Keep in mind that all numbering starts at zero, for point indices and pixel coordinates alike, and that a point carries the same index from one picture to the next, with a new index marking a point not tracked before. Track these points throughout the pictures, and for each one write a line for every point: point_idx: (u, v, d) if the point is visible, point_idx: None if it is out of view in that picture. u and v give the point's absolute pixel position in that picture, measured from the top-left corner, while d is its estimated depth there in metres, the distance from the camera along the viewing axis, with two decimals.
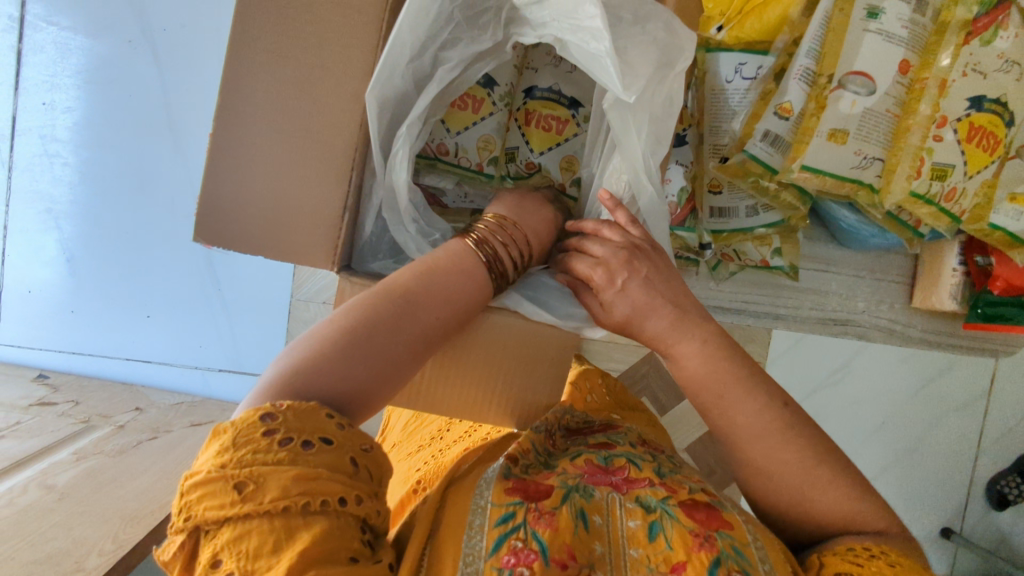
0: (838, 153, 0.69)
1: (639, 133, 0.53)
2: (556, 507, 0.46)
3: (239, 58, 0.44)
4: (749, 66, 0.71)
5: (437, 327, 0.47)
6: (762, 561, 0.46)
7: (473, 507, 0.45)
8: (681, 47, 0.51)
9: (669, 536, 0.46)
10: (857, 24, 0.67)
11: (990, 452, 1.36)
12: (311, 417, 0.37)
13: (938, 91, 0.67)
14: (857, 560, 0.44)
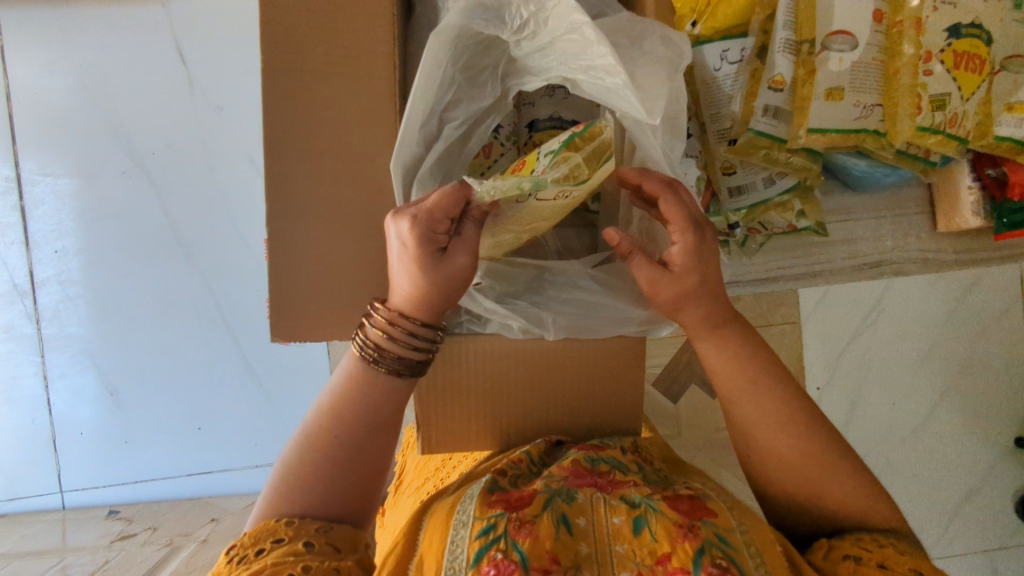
0: (839, 108, 0.73)
1: (657, 136, 0.56)
2: (535, 516, 0.54)
3: (284, 163, 0.49)
4: (731, 50, 0.73)
5: (370, 427, 0.55)
6: (745, 544, 0.53)
7: (457, 523, 0.54)
8: (680, 52, 0.54)
9: (652, 529, 0.54)
10: None
11: None
12: (269, 530, 0.49)
13: (915, 31, 0.71)
14: (868, 546, 0.53)
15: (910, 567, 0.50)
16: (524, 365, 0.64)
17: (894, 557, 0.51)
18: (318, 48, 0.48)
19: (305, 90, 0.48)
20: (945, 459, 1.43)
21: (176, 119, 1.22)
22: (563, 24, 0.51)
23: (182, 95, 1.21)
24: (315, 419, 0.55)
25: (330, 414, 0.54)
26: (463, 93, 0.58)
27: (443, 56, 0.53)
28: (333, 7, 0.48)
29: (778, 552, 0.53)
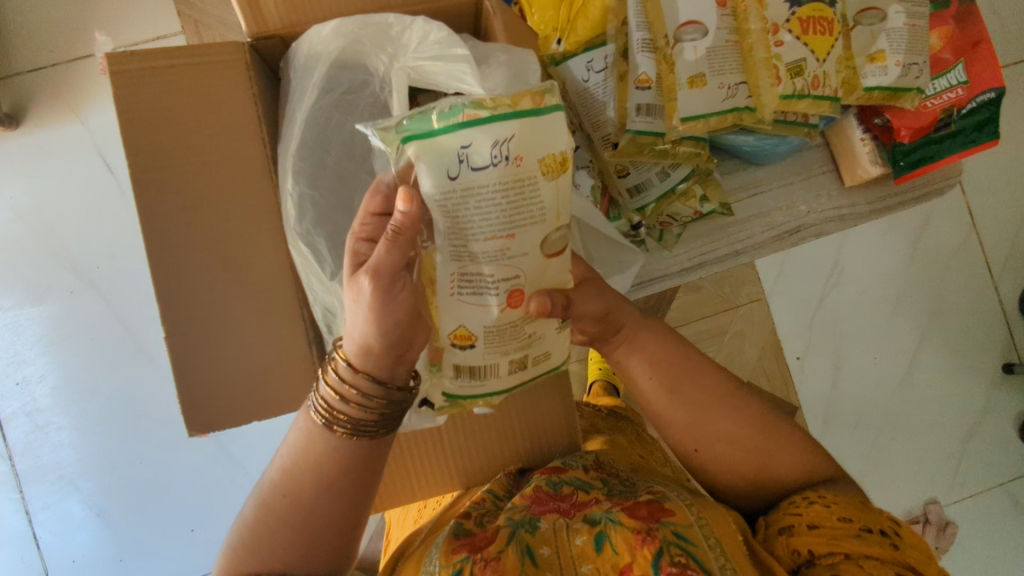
0: (703, 94, 0.71)
1: None
2: (500, 552, 0.58)
3: (179, 261, 0.50)
4: (597, 60, 0.74)
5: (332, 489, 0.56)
6: (704, 537, 0.57)
7: (425, 573, 0.59)
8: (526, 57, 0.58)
9: (614, 543, 0.58)
10: None
11: (1004, 277, 1.47)
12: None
13: (758, 7, 0.72)
14: (800, 509, 0.61)
15: (839, 518, 0.58)
16: (460, 417, 0.69)
17: (826, 513, 0.59)
18: (195, 140, 0.50)
19: (186, 189, 0.50)
20: (939, 400, 1.44)
21: (115, 231, 1.23)
22: (416, 42, 0.56)
23: (117, 207, 1.23)
24: (287, 472, 0.56)
25: (302, 468, 0.56)
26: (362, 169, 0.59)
27: (314, 131, 0.57)
28: (205, 101, 0.51)
29: (737, 540, 0.58)
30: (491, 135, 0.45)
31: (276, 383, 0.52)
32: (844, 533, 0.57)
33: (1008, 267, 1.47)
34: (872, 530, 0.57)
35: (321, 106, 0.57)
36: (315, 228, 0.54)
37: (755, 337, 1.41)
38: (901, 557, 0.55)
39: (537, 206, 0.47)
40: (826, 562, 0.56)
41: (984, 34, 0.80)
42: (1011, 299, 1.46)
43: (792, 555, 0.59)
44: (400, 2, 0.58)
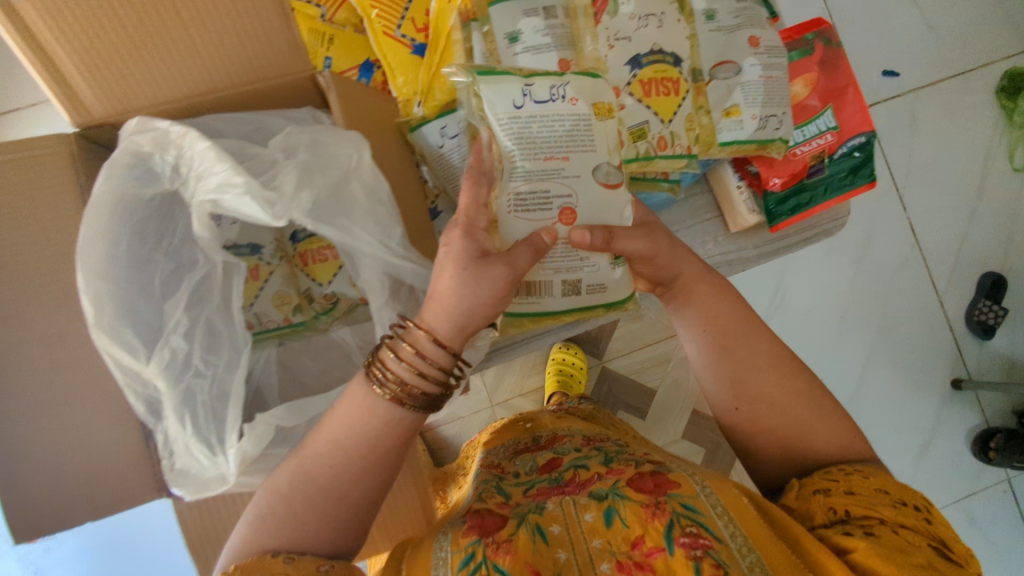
0: None
1: (367, 231, 0.50)
2: (511, 535, 0.50)
3: (16, 354, 0.50)
4: (450, 124, 0.59)
5: (354, 471, 0.46)
6: (712, 507, 0.50)
7: (435, 563, 0.47)
8: (340, 154, 0.49)
9: (623, 516, 0.51)
10: (501, 54, 0.56)
11: (948, 291, 1.46)
12: (266, 565, 0.40)
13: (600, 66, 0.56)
14: (833, 476, 0.51)
15: (875, 489, 0.49)
16: None
17: (858, 482, 0.50)
18: (22, 238, 0.51)
19: (23, 280, 0.51)
20: (889, 418, 1.43)
21: None
22: (204, 162, 0.45)
23: None
24: (314, 438, 0.46)
25: (325, 447, 0.46)
26: (177, 261, 0.49)
27: (122, 226, 0.45)
28: (31, 201, 0.51)
29: (750, 509, 0.49)
30: (545, 82, 0.52)
31: (111, 482, 0.51)
32: (876, 498, 0.48)
33: (954, 283, 1.46)
34: (908, 503, 0.48)
35: (120, 194, 0.45)
36: (123, 332, 0.44)
37: None
38: (937, 532, 0.46)
39: (589, 137, 0.52)
40: (860, 525, 0.46)
41: (851, 77, 0.67)
42: (959, 315, 1.45)
43: (825, 517, 0.49)
44: (222, 80, 0.51)
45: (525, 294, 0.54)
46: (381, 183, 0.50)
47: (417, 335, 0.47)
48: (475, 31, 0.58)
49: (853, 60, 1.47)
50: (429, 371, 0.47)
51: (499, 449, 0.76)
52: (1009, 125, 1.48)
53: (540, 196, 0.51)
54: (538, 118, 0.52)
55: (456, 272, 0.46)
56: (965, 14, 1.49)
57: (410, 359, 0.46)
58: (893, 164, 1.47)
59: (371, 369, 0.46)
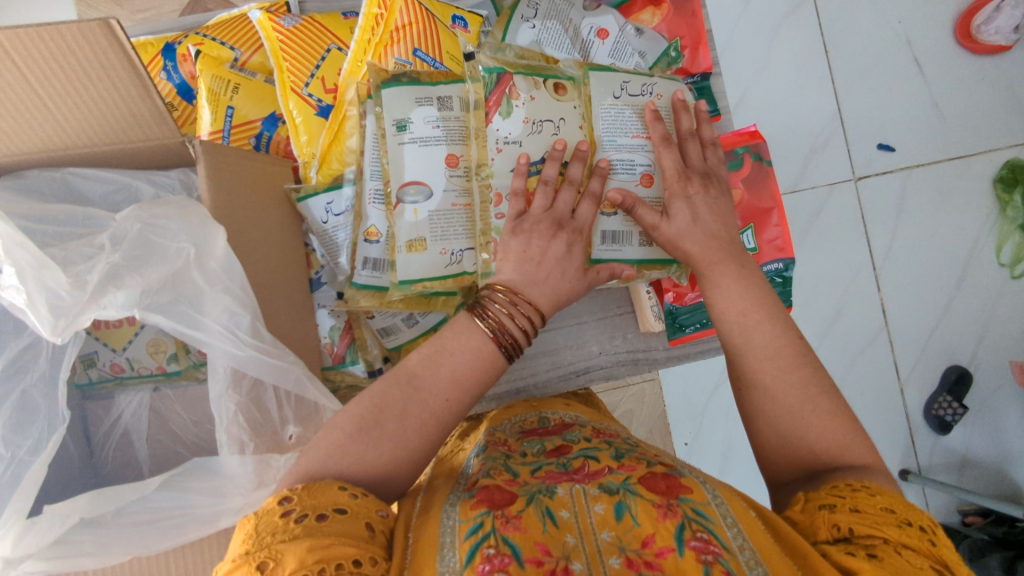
0: (424, 261, 0.53)
1: (213, 317, 0.47)
2: (522, 509, 0.41)
3: None
4: (337, 201, 0.58)
5: (463, 403, 0.46)
6: (725, 517, 0.40)
7: (442, 531, 0.40)
8: (167, 242, 0.46)
9: (635, 513, 0.40)
10: (387, 142, 0.53)
11: (909, 380, 1.42)
12: (324, 493, 0.38)
13: (480, 173, 0.53)
14: (840, 491, 0.41)
15: (882, 507, 0.40)
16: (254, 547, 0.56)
17: (883, 516, 0.39)
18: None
19: None
20: None
21: None
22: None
23: None
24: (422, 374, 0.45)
25: (437, 372, 0.45)
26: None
27: None
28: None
29: (769, 536, 0.40)
30: (639, 80, 0.56)
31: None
32: (881, 517, 0.39)
33: (918, 370, 1.42)
34: (915, 524, 0.39)
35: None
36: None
37: (642, 419, 1.37)
38: (946, 560, 0.38)
39: (669, 122, 0.56)
40: (864, 545, 0.38)
41: (779, 199, 0.63)
42: (917, 406, 1.41)
43: (828, 535, 0.40)
44: (79, 142, 0.48)
45: (610, 241, 0.54)
46: (234, 269, 0.48)
47: (528, 304, 0.48)
48: (370, 109, 0.55)
49: (850, 127, 1.41)
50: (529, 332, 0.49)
51: (502, 422, 0.62)
52: (1002, 217, 1.42)
53: (629, 161, 0.54)
54: (633, 108, 0.55)
55: (578, 267, 0.51)
56: (973, 95, 1.43)
57: (511, 316, 0.47)
58: (874, 241, 1.42)
59: (491, 310, 0.47)
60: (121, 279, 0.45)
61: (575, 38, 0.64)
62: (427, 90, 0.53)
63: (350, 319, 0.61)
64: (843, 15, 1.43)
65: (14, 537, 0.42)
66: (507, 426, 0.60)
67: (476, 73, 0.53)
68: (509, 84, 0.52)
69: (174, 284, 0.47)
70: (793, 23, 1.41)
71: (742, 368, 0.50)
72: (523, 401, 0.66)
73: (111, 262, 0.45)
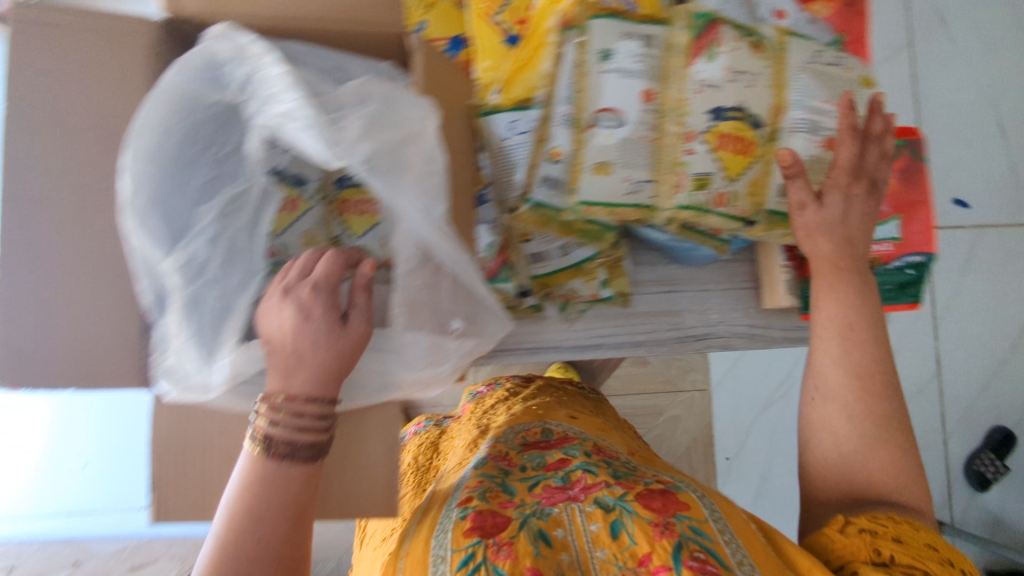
0: (606, 186, 0.55)
1: (412, 196, 0.49)
2: (514, 535, 0.56)
3: (36, 213, 0.48)
4: (521, 120, 0.59)
5: (270, 520, 0.46)
6: (719, 534, 0.56)
7: (435, 559, 0.56)
8: (402, 111, 0.50)
9: (630, 532, 0.57)
10: (588, 69, 0.55)
11: (954, 433, 1.43)
12: None
13: (676, 111, 0.55)
14: (888, 521, 0.52)
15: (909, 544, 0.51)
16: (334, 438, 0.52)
17: (922, 548, 0.50)
18: (68, 87, 0.49)
19: (60, 140, 0.48)
20: None
21: None
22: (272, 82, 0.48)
23: None
24: (230, 516, 0.46)
25: (241, 511, 0.46)
26: (219, 172, 0.54)
27: (182, 140, 0.50)
28: (112, 93, 0.50)
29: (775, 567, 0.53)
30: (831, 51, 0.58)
31: (111, 355, 0.49)
32: (922, 550, 0.50)
33: (964, 425, 1.43)
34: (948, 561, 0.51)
35: (196, 96, 0.49)
36: (154, 220, 0.48)
37: (687, 427, 1.38)
38: None
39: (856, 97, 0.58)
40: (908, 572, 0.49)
41: (926, 195, 0.65)
42: (958, 459, 1.42)
43: (869, 556, 0.51)
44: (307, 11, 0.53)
45: (783, 193, 0.58)
46: (435, 159, 0.50)
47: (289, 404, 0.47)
48: (570, 38, 0.56)
49: None
50: (313, 424, 0.48)
51: (509, 431, 0.75)
52: None
53: (814, 123, 0.56)
54: (824, 75, 0.57)
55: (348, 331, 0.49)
56: None
57: (276, 424, 0.47)
58: (937, 292, 1.44)
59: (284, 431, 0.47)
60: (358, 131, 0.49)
61: (751, 14, 0.66)
62: (631, 25, 0.55)
63: (506, 240, 0.63)
64: (938, 69, 1.46)
65: (228, 351, 0.49)
66: (510, 437, 0.73)
67: (685, 17, 0.55)
68: (716, 33, 0.55)
69: (392, 154, 0.49)
70: (889, 69, 1.45)
71: (818, 378, 0.57)
72: (533, 412, 0.79)
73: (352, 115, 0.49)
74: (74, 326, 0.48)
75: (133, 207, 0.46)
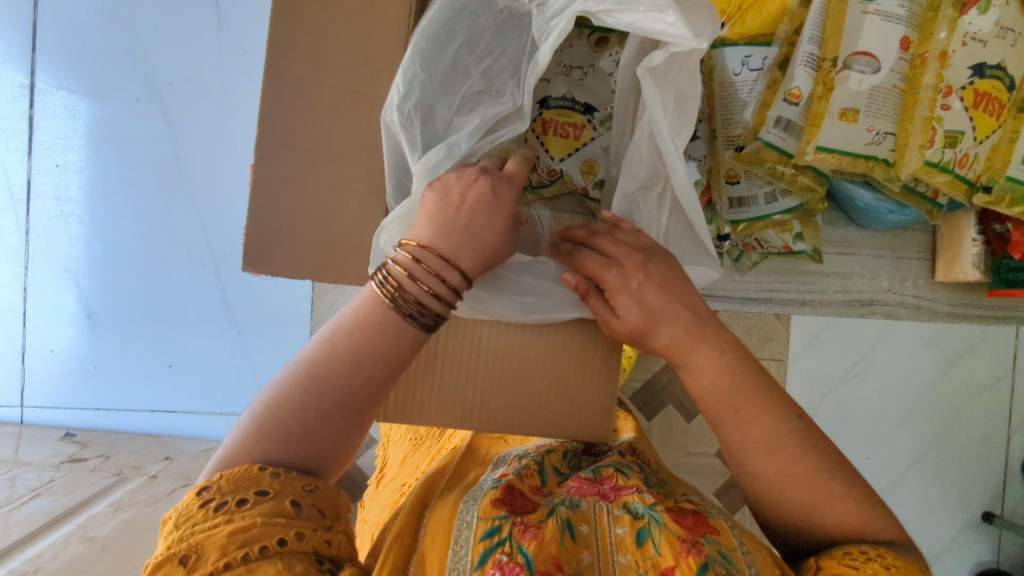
0: (849, 133, 0.54)
1: (665, 105, 0.50)
2: (542, 521, 0.48)
3: (289, 94, 0.48)
4: (755, 57, 0.57)
5: (365, 385, 0.45)
6: (748, 564, 0.47)
7: (459, 524, 0.47)
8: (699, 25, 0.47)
9: (657, 542, 0.48)
10: (850, 9, 0.52)
11: (1021, 428, 1.31)
12: (246, 476, 0.41)
13: (938, 63, 0.53)
14: (853, 563, 0.46)
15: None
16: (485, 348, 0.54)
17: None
18: None
19: (317, 19, 0.47)
20: (911, 519, 1.31)
21: (187, 45, 1.15)
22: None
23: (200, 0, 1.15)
24: (312, 363, 0.45)
25: (332, 359, 0.45)
26: (486, 86, 0.53)
27: (461, 47, 0.51)
28: None
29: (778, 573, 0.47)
30: None
31: (343, 247, 0.50)
32: None
33: None
34: None
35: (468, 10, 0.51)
36: (419, 122, 0.50)
37: None
38: None
39: None
40: None
41: None
42: None
43: None
44: None
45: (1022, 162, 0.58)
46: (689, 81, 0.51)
47: (437, 261, 0.45)
48: None
49: None
50: (445, 294, 0.46)
51: None
52: None
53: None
54: None
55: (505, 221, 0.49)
56: None
57: (412, 276, 0.45)
58: None
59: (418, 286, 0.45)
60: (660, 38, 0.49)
61: None
62: None
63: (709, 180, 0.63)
64: None
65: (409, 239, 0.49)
66: None
67: None
68: None
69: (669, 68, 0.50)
70: None
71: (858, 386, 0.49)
72: None
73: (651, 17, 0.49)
74: (314, 217, 0.49)
75: (388, 109, 0.48)
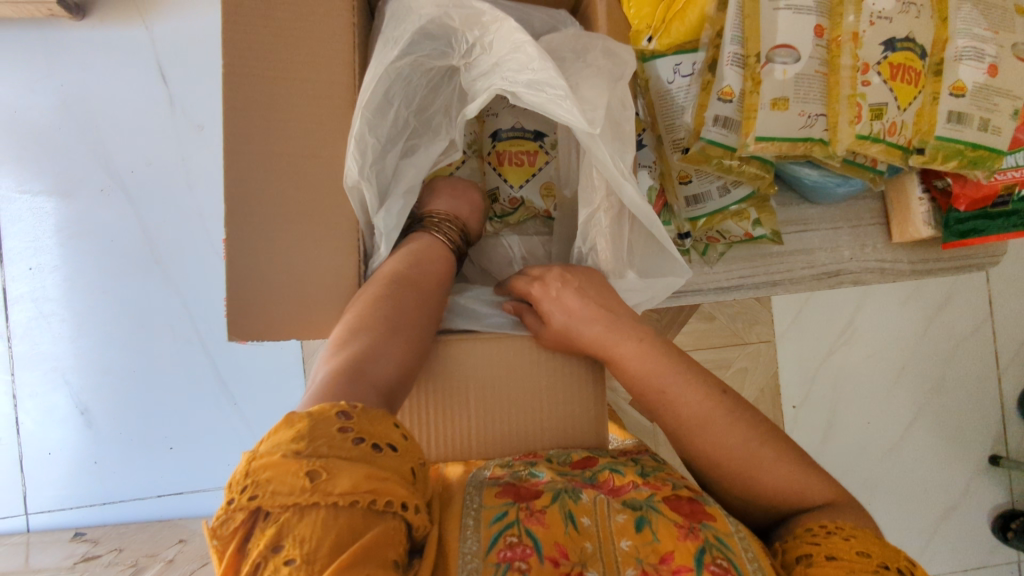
0: (784, 121, 0.57)
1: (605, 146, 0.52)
2: (546, 509, 0.44)
3: (249, 167, 0.49)
4: (686, 64, 0.60)
5: (428, 320, 0.52)
6: (745, 550, 0.43)
7: (460, 523, 0.43)
8: (624, 62, 0.54)
9: (656, 529, 0.44)
10: (762, 8, 0.57)
11: (1007, 370, 1.34)
12: (379, 421, 0.38)
13: (852, 45, 0.56)
14: (814, 539, 0.43)
15: (857, 553, 0.41)
16: (496, 356, 0.56)
17: (842, 545, 0.42)
18: (267, 41, 0.50)
19: (266, 92, 0.49)
20: (922, 476, 1.33)
21: (144, 129, 1.17)
22: (509, 43, 0.53)
23: (151, 84, 1.17)
24: (383, 308, 0.49)
25: (401, 305, 0.50)
26: (422, 126, 0.61)
27: (401, 100, 0.57)
28: (297, 44, 0.50)
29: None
30: None
31: (324, 305, 0.51)
32: (856, 560, 0.40)
33: None
34: (892, 566, 0.40)
35: (402, 64, 0.55)
36: (401, 159, 0.59)
37: (755, 378, 1.29)
38: None
39: (1014, 24, 0.59)
40: None
41: None
42: None
43: None
44: None
45: (954, 120, 0.58)
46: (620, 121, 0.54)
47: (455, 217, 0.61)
48: None
49: None
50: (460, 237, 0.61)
51: None
52: None
53: (978, 49, 0.58)
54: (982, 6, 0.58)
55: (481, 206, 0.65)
56: None
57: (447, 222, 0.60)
58: None
59: (434, 230, 0.59)
60: (583, 94, 0.53)
61: None
62: None
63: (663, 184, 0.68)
64: None
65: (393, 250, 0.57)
66: None
67: None
68: None
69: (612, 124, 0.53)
70: None
71: None
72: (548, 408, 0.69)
73: (571, 72, 0.55)
74: (291, 281, 0.51)
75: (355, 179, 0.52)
